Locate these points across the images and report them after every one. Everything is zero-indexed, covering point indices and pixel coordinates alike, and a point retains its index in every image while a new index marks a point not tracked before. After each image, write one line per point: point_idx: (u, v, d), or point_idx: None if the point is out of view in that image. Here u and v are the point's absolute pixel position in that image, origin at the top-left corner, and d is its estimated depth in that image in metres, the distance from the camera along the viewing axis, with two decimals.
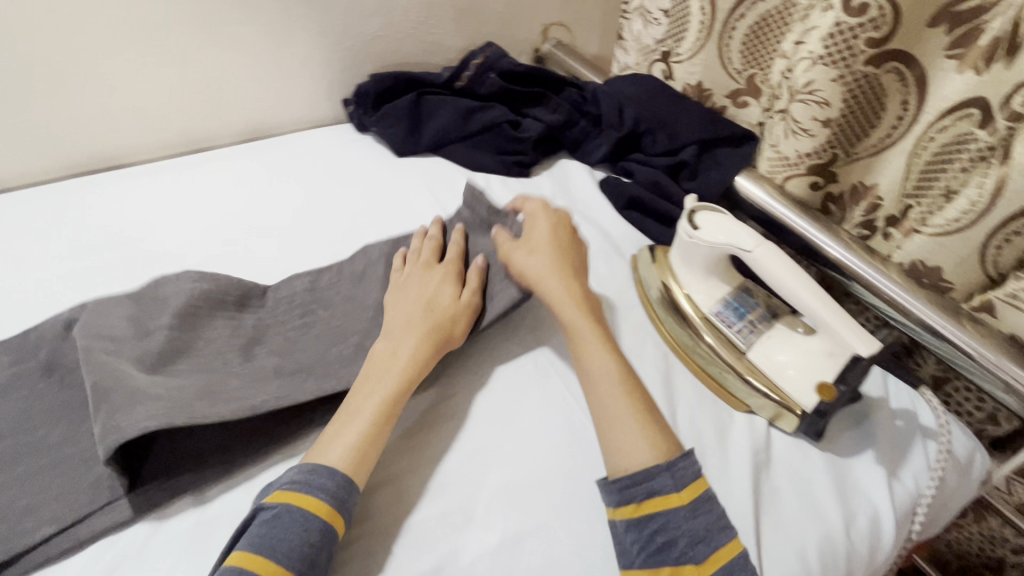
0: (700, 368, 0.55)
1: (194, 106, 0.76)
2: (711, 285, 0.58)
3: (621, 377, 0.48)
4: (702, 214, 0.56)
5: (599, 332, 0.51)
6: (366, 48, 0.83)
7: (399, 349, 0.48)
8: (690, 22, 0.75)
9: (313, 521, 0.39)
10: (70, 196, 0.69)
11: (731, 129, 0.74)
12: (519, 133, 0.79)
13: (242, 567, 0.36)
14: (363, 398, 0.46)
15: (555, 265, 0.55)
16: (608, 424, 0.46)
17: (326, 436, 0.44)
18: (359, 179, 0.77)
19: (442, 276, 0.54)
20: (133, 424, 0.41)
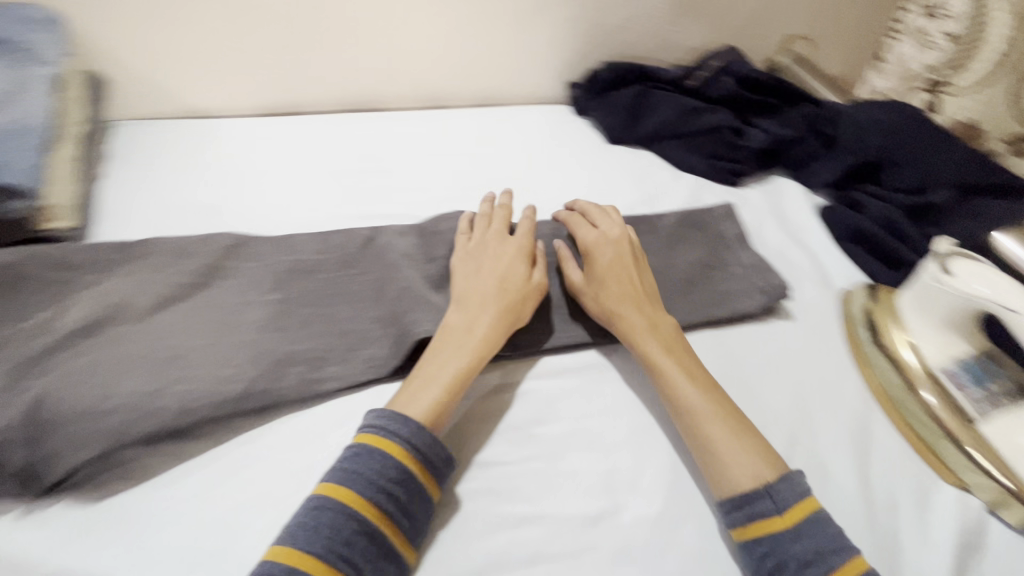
0: (909, 427, 0.51)
1: (448, 69, 0.86)
2: (946, 340, 0.53)
3: (712, 407, 0.48)
4: (958, 262, 0.50)
5: (686, 359, 0.51)
6: (606, 37, 0.87)
7: (474, 325, 0.51)
8: (981, 52, 0.71)
9: (388, 460, 0.43)
10: (341, 126, 0.83)
11: (1002, 178, 0.65)
12: (740, 141, 0.78)
13: (325, 500, 0.41)
14: (442, 362, 0.50)
15: (623, 284, 0.55)
16: (718, 447, 0.46)
17: (411, 389, 0.48)
18: (575, 158, 0.82)
19: (514, 253, 0.58)
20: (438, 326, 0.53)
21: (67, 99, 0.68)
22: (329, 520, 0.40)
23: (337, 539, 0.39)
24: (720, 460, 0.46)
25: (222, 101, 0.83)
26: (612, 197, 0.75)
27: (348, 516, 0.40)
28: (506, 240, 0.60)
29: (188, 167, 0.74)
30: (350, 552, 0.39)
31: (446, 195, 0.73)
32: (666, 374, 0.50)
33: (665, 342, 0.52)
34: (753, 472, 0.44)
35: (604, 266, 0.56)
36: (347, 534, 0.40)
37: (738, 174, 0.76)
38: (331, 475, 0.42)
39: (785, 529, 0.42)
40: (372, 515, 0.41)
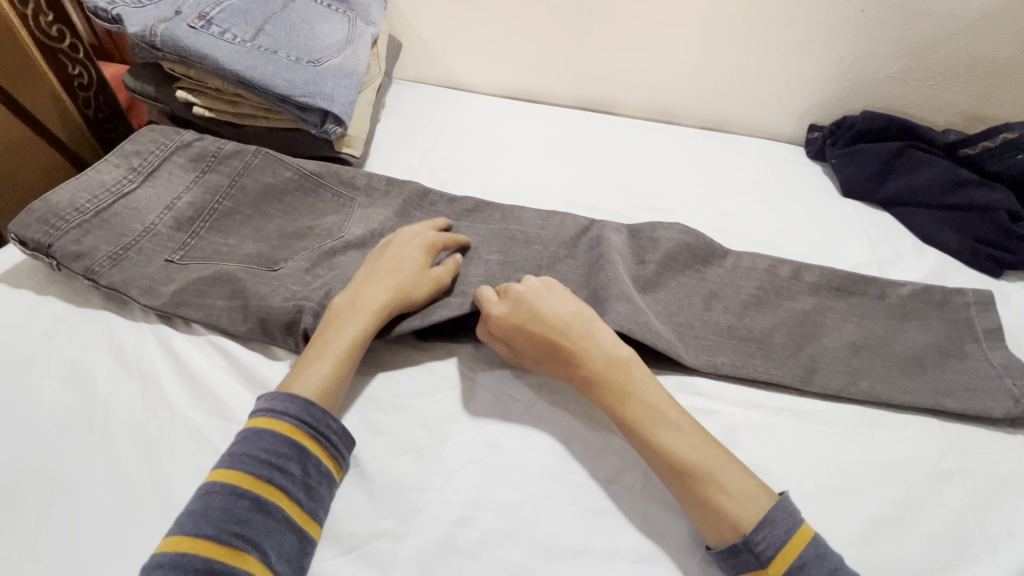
0: None
1: (689, 88, 0.88)
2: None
3: (673, 469, 0.44)
4: None
5: (639, 402, 0.46)
6: (870, 86, 0.82)
7: (360, 298, 0.52)
8: None
9: (276, 436, 0.43)
10: (575, 122, 0.89)
11: None
12: (1017, 228, 0.67)
13: (214, 484, 0.41)
14: (328, 337, 0.50)
15: (571, 326, 0.50)
16: (703, 493, 0.42)
17: (301, 366, 0.48)
18: (802, 201, 0.78)
19: (419, 246, 0.57)
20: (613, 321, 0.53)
21: (378, 55, 0.83)
22: (218, 505, 0.40)
23: (226, 520, 0.39)
24: (707, 503, 0.42)
25: (481, 79, 0.94)
26: (836, 250, 0.71)
27: (235, 497, 0.40)
28: (426, 231, 0.60)
29: (444, 128, 0.86)
30: (250, 525, 0.39)
31: (662, 208, 0.76)
32: (648, 418, 0.46)
33: (616, 387, 0.47)
34: (748, 511, 0.41)
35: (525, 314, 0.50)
36: (240, 511, 0.39)
37: (1002, 264, 0.67)
38: (220, 463, 0.42)
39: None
40: (267, 490, 0.41)
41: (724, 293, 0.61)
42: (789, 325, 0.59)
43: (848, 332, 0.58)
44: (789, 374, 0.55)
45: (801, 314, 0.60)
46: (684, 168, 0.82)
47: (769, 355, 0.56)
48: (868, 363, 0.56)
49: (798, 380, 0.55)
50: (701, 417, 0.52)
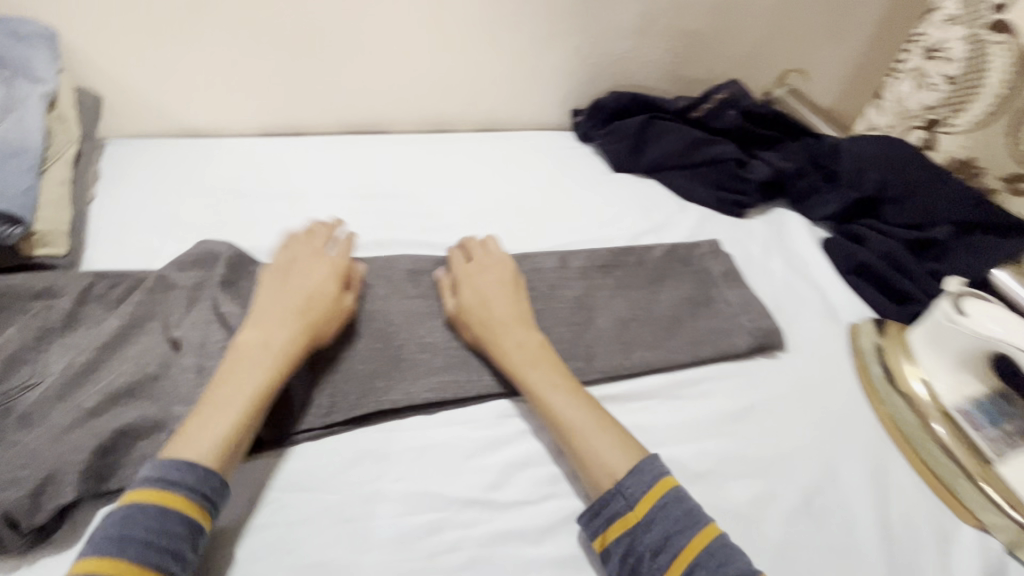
0: (926, 466, 0.50)
1: (452, 95, 0.87)
2: (962, 381, 0.51)
3: (578, 426, 0.48)
4: (968, 300, 0.50)
5: (556, 375, 0.51)
6: (608, 67, 0.89)
7: (269, 339, 0.48)
8: (982, 91, 0.68)
9: (206, 466, 0.42)
10: (345, 148, 0.82)
11: (998, 218, 0.66)
12: (745, 173, 0.78)
13: (143, 504, 0.39)
14: (229, 386, 0.45)
15: (506, 322, 0.54)
16: (591, 452, 0.46)
17: (193, 426, 0.43)
18: (579, 185, 0.81)
19: (328, 273, 0.54)
20: (420, 391, 0.52)
21: (63, 117, 0.65)
22: (143, 529, 0.38)
23: (157, 546, 0.38)
24: (598, 465, 0.46)
25: (224, 122, 0.82)
26: (617, 225, 0.76)
27: (163, 521, 0.39)
28: (314, 249, 0.57)
29: (185, 188, 0.72)
30: (177, 554, 0.38)
31: (455, 223, 0.72)
32: (533, 387, 0.50)
33: (537, 358, 0.52)
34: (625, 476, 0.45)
35: (483, 311, 0.55)
36: (165, 537, 0.38)
37: (744, 207, 0.78)
38: (138, 482, 0.40)
39: (640, 519, 0.43)
40: (195, 514, 0.40)
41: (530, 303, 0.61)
42: (590, 316, 0.61)
43: (635, 306, 0.62)
44: (597, 365, 0.56)
45: (599, 302, 0.62)
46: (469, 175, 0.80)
47: (575, 354, 0.57)
48: (664, 331, 0.60)
49: (606, 370, 0.56)
50: (524, 439, 0.51)
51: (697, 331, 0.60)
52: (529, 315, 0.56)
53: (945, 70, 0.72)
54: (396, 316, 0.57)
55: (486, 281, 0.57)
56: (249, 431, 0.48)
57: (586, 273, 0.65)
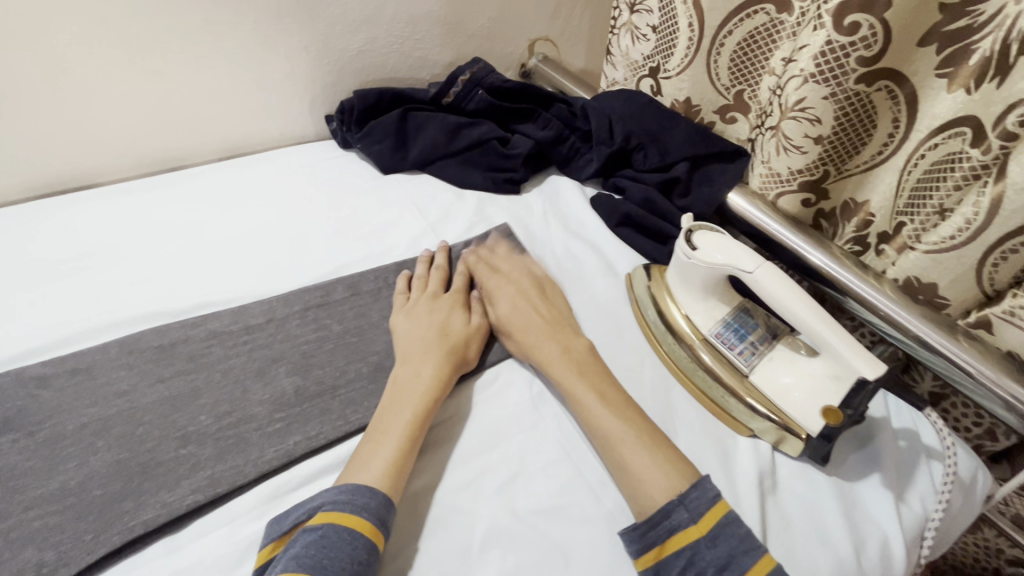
0: (702, 392, 0.53)
1: (170, 125, 0.73)
2: (711, 306, 0.56)
3: (620, 421, 0.47)
4: (699, 233, 0.55)
5: (595, 374, 0.51)
6: (350, 64, 0.82)
7: (418, 369, 0.50)
8: (678, 38, 0.75)
9: (350, 555, 0.38)
10: (28, 216, 0.64)
11: (720, 146, 0.73)
12: (508, 150, 0.78)
13: (334, 524, 0.39)
14: (391, 416, 0.47)
15: (530, 331, 0.54)
16: (612, 445, 0.46)
17: (360, 456, 0.44)
18: (350, 198, 0.74)
19: (452, 304, 0.57)
20: (181, 498, 0.42)
21: None
22: (341, 547, 0.38)
23: (344, 561, 0.37)
24: (620, 461, 0.46)
25: None
26: (399, 231, 0.70)
27: (357, 544, 0.38)
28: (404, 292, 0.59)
29: None
30: None
31: (202, 275, 0.61)
32: (574, 391, 0.50)
33: (574, 358, 0.52)
34: (652, 468, 0.45)
35: (522, 327, 0.55)
36: (362, 558, 0.38)
37: (517, 183, 0.77)
38: (327, 504, 0.41)
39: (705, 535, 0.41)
40: (383, 545, 0.40)
41: (310, 346, 0.54)
42: (371, 338, 0.55)
43: None
44: None
45: (379, 321, 0.57)
46: (216, 215, 0.68)
47: (358, 390, 0.50)
48: None
49: None
50: None
51: None
52: (568, 315, 0.58)
53: (649, 21, 0.79)
54: (135, 416, 0.46)
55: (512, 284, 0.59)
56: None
57: (378, 293, 0.59)
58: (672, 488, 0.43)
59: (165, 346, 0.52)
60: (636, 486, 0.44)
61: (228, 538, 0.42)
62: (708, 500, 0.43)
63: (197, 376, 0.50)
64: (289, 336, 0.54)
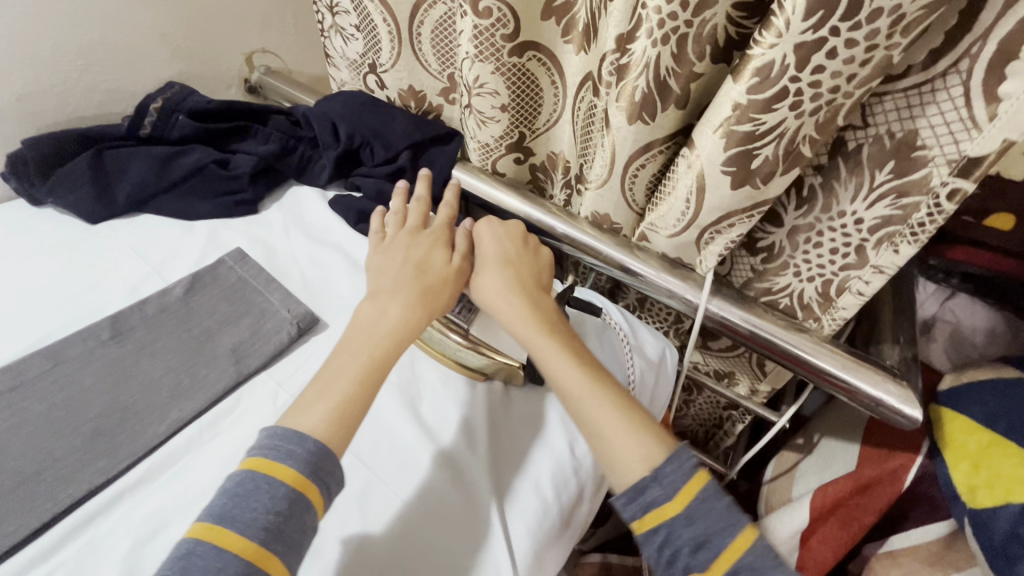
0: (439, 353, 0.57)
1: None
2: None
3: (588, 385, 0.52)
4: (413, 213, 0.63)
5: (568, 338, 0.55)
6: (15, 109, 0.71)
7: (388, 308, 0.53)
8: (380, 36, 0.79)
9: (278, 489, 0.42)
10: None
11: (433, 130, 0.80)
12: (230, 171, 0.75)
13: (254, 474, 0.42)
14: (345, 362, 0.50)
15: (499, 300, 0.57)
16: (589, 416, 0.50)
17: (303, 410, 0.47)
18: (48, 258, 0.66)
19: (433, 241, 0.60)
20: None
21: None
22: (259, 493, 0.41)
23: (259, 510, 0.41)
24: (601, 433, 0.49)
25: None
26: (114, 282, 0.64)
27: (274, 492, 0.41)
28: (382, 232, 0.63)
29: None
30: (284, 526, 0.41)
31: None
32: (545, 358, 0.53)
33: (551, 325, 0.56)
34: (628, 442, 0.48)
35: (496, 289, 0.58)
36: (280, 504, 0.41)
37: (251, 202, 0.75)
38: (256, 452, 0.44)
39: (679, 511, 0.45)
40: (311, 492, 0.43)
41: (4, 436, 0.48)
42: (83, 405, 0.50)
43: (153, 364, 0.54)
44: (108, 459, 0.47)
45: (93, 383, 0.52)
46: None
47: (72, 465, 0.47)
48: (178, 372, 0.54)
49: (122, 447, 0.48)
50: None
51: (226, 340, 0.58)
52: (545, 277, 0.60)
53: (350, 21, 0.81)
54: None
55: (484, 241, 0.61)
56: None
57: (90, 355, 0.54)
58: (655, 459, 0.47)
59: None
60: (611, 451, 0.49)
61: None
62: (683, 477, 0.46)
63: None
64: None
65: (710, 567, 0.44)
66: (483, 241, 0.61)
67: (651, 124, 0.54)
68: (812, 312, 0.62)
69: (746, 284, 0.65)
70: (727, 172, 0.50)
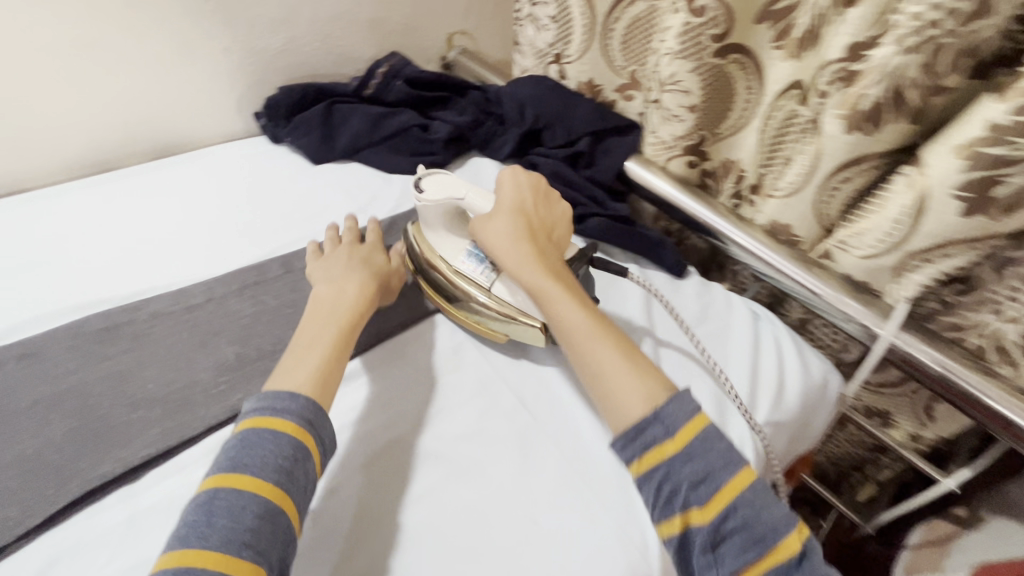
0: (463, 316, 0.61)
1: (99, 130, 0.76)
2: (455, 240, 0.63)
3: (592, 327, 0.52)
4: (426, 179, 0.62)
5: (573, 285, 0.55)
6: (274, 62, 0.86)
7: (343, 291, 0.56)
8: (575, 26, 0.83)
9: (282, 437, 0.43)
10: None
11: (616, 121, 0.83)
12: (429, 135, 0.84)
13: (255, 428, 0.43)
14: (314, 334, 0.52)
15: (502, 246, 0.57)
16: (596, 356, 0.50)
17: (286, 367, 0.49)
18: (281, 186, 0.79)
19: (370, 249, 0.64)
20: (134, 452, 0.47)
21: None
22: (264, 445, 0.42)
23: (268, 456, 0.42)
24: (602, 373, 0.50)
25: None
26: (328, 214, 0.75)
27: (280, 440, 0.43)
28: (319, 254, 0.64)
29: None
30: (294, 469, 0.42)
31: (140, 264, 0.64)
32: (548, 298, 0.53)
33: (552, 269, 0.55)
34: (631, 385, 0.48)
35: (500, 234, 0.57)
36: (286, 449, 0.43)
37: (439, 165, 0.83)
38: (252, 413, 0.45)
39: (678, 449, 0.45)
40: (310, 441, 0.44)
41: (250, 319, 0.59)
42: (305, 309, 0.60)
43: None
44: None
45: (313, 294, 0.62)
46: (148, 208, 0.71)
47: None
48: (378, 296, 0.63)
49: None
50: None
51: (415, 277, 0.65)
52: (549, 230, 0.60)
53: (547, 11, 0.86)
54: (87, 391, 0.50)
55: (502, 193, 0.60)
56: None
57: None
58: (658, 399, 0.47)
59: (110, 327, 0.56)
60: (613, 392, 0.49)
61: (179, 487, 0.46)
62: (683, 417, 0.46)
63: (144, 345, 0.55)
64: (229, 311, 0.59)
65: (708, 503, 0.43)
66: (504, 189, 0.60)
67: (873, 135, 0.52)
68: (1005, 356, 0.56)
69: (926, 315, 0.60)
70: (959, 197, 0.47)
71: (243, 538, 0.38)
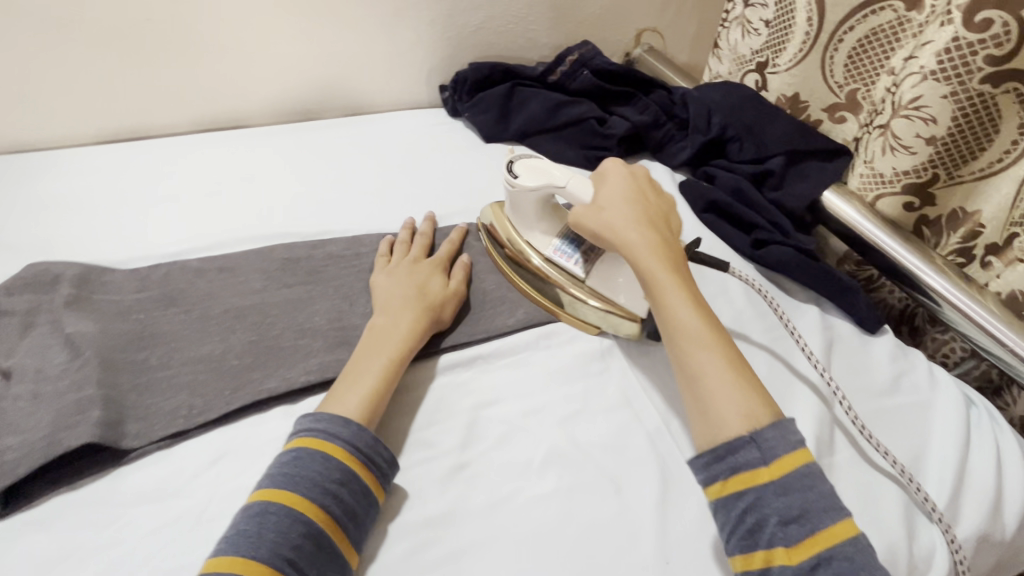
0: (554, 306, 0.59)
1: (310, 83, 0.84)
2: (544, 232, 0.61)
3: (701, 332, 0.46)
4: (520, 163, 0.59)
5: (685, 284, 0.49)
6: (468, 38, 0.89)
7: (396, 322, 0.52)
8: (793, 32, 0.74)
9: (332, 460, 0.42)
10: (195, 146, 0.76)
11: (821, 144, 0.73)
12: (604, 130, 0.81)
13: (308, 447, 0.43)
14: (361, 363, 0.49)
15: (618, 236, 0.52)
16: (693, 362, 0.45)
17: (336, 391, 0.47)
18: (453, 158, 0.81)
19: (431, 268, 0.58)
20: (297, 376, 0.50)
21: None
22: (313, 465, 0.42)
23: (316, 477, 0.41)
24: (700, 381, 0.44)
25: (65, 131, 0.74)
26: (492, 191, 0.76)
27: (330, 464, 0.42)
28: (387, 258, 0.60)
29: (14, 207, 0.65)
30: (339, 493, 0.41)
31: (324, 208, 0.69)
32: (659, 295, 0.48)
33: (669, 267, 0.50)
34: (730, 401, 0.43)
35: (614, 225, 0.52)
36: (335, 474, 0.41)
37: None
38: (303, 430, 0.44)
39: (771, 479, 0.40)
40: (359, 468, 0.43)
41: None
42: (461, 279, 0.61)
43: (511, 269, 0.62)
44: (470, 328, 0.56)
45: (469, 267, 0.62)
46: (338, 159, 0.77)
47: None
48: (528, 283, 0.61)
49: (480, 322, 0.57)
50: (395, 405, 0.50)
51: None
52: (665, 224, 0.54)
53: (762, 14, 0.78)
54: (268, 311, 0.55)
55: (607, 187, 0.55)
56: (105, 447, 0.44)
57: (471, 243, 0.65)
58: (757, 418, 0.42)
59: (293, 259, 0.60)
60: (713, 407, 0.43)
61: None
62: (786, 446, 0.41)
63: (318, 282, 0.59)
64: None
65: (795, 544, 0.38)
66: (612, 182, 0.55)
67: None
68: None
69: None
70: None
71: (288, 553, 0.38)
